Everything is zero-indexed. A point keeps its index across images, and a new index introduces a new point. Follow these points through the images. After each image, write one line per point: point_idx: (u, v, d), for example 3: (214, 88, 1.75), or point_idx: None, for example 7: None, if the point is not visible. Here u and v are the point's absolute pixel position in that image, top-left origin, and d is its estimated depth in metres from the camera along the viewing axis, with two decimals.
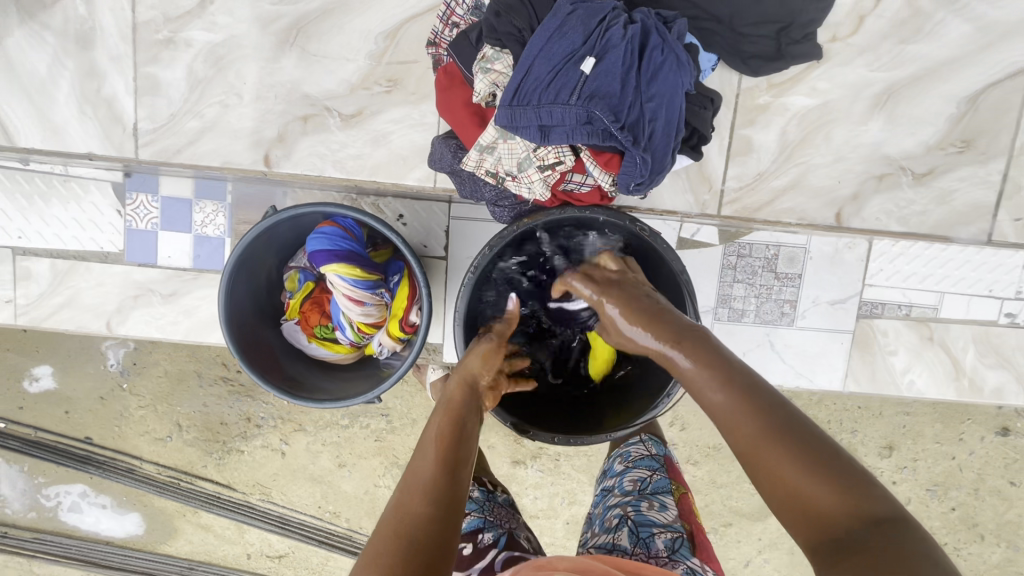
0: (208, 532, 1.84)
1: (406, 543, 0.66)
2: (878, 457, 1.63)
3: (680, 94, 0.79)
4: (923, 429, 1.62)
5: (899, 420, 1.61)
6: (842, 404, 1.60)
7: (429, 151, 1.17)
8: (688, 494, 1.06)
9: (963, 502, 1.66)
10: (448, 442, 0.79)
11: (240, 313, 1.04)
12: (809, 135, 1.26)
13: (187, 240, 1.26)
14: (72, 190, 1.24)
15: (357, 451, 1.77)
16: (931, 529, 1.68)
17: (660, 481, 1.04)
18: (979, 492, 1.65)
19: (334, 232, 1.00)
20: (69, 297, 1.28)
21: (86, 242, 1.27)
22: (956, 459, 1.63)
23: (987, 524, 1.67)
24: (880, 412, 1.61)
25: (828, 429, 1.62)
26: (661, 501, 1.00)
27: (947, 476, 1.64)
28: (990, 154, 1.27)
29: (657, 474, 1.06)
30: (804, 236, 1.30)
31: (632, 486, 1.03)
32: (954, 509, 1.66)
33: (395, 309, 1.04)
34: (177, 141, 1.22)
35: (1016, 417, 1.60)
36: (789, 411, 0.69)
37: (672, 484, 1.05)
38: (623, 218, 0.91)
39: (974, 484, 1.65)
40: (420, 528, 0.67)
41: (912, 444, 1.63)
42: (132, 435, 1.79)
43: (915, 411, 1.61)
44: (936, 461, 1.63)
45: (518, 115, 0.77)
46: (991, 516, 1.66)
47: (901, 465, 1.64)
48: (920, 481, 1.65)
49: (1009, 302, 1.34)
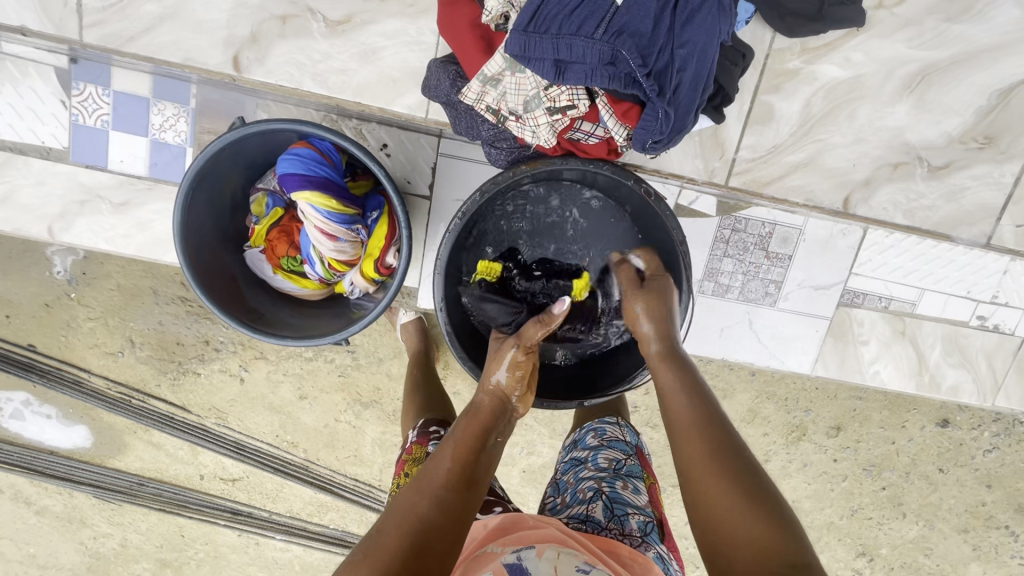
0: (160, 450, 1.80)
1: (404, 550, 0.65)
2: (826, 436, 1.69)
3: (715, 45, 0.70)
4: (871, 413, 1.68)
5: (852, 403, 1.66)
6: (801, 383, 1.64)
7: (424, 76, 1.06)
8: (655, 483, 1.03)
9: (893, 482, 1.74)
10: (465, 459, 0.77)
11: (199, 237, 0.94)
12: (833, 111, 1.20)
13: (142, 144, 1.13)
14: (8, 72, 1.09)
15: (320, 383, 1.74)
16: (860, 504, 1.77)
17: (634, 465, 1.01)
18: (909, 475, 1.74)
19: (310, 155, 0.90)
20: (4, 193, 1.15)
21: (24, 133, 1.12)
22: (895, 443, 1.71)
23: (911, 503, 1.76)
24: (834, 394, 1.65)
25: (784, 405, 1.66)
26: (634, 483, 0.96)
27: (883, 457, 1.72)
28: (1009, 154, 1.24)
29: (632, 458, 1.03)
30: (801, 217, 1.26)
31: (609, 464, 0.99)
32: (884, 488, 1.75)
33: (372, 247, 0.96)
34: (130, 26, 1.06)
35: (956, 410, 1.68)
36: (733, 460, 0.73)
37: (643, 470, 1.01)
38: (628, 176, 0.85)
39: (907, 468, 1.73)
40: (418, 533, 0.67)
41: (858, 427, 1.69)
42: (80, 347, 1.70)
43: (868, 397, 1.66)
44: (877, 444, 1.71)
45: (532, 44, 0.67)
46: (916, 497, 1.76)
47: (845, 445, 1.70)
48: (859, 460, 1.72)
49: (983, 305, 1.36)
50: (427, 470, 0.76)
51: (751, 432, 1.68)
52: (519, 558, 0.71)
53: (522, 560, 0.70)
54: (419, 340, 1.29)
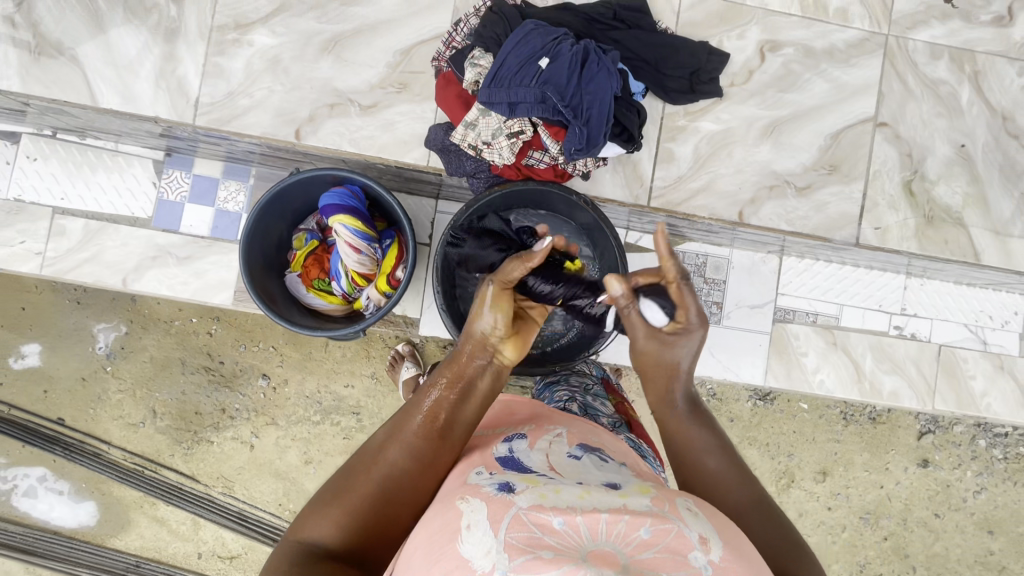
0: (162, 526, 1.85)
1: (374, 498, 0.74)
2: (813, 481, 1.76)
3: (611, 92, 1.04)
4: (853, 456, 1.77)
5: (831, 446, 1.76)
6: (779, 425, 1.74)
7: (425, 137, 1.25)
8: (622, 402, 1.23)
9: (893, 531, 1.79)
10: (440, 412, 0.84)
11: (255, 259, 1.23)
12: (715, 151, 1.28)
13: (209, 212, 1.48)
14: (118, 163, 1.47)
15: (326, 446, 1.84)
16: (866, 557, 1.80)
17: (600, 389, 1.21)
18: (906, 521, 1.79)
19: (344, 193, 1.23)
20: (94, 253, 1.46)
21: (120, 207, 1.47)
22: (883, 487, 1.78)
23: (916, 554, 1.80)
24: (813, 437, 1.75)
25: (767, 450, 1.75)
26: (601, 399, 1.16)
27: (876, 503, 1.78)
28: (856, 177, 1.30)
29: (597, 391, 1.18)
30: (726, 249, 1.57)
31: (577, 387, 1.19)
32: (886, 538, 1.79)
33: (385, 265, 1.25)
34: (226, 114, 1.25)
35: (933, 449, 1.78)
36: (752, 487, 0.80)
37: (608, 394, 1.21)
38: (570, 192, 1.16)
39: (902, 514, 1.79)
40: (393, 484, 0.75)
41: (844, 471, 1.77)
42: (105, 418, 1.84)
43: (844, 438, 1.77)
44: (866, 489, 1.78)
45: (494, 94, 1.04)
46: (920, 546, 1.80)
47: (835, 491, 1.77)
48: (853, 508, 1.78)
49: (896, 316, 1.61)
50: (405, 418, 0.82)
51: None
52: (511, 449, 0.79)
53: (513, 450, 0.78)
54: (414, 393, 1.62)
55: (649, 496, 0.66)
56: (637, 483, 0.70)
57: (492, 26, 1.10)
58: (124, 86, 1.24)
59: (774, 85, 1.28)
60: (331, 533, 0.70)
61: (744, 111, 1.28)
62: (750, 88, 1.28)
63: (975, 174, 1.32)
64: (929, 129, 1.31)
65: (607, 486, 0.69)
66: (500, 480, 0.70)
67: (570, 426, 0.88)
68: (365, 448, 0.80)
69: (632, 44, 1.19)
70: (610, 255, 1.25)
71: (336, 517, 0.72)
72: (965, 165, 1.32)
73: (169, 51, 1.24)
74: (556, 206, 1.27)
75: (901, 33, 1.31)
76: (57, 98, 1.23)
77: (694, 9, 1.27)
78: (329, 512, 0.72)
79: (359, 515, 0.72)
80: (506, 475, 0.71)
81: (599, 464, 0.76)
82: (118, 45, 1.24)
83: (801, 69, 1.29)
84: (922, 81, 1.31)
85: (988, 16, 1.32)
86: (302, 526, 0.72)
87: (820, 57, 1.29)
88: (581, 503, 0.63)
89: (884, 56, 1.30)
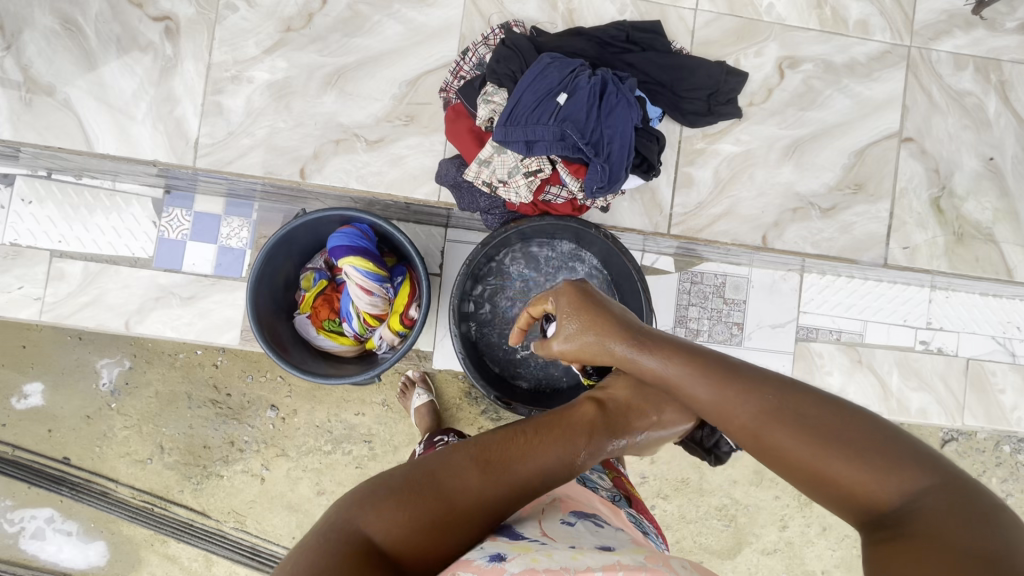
0: (174, 564, 1.78)
1: (453, 523, 0.68)
2: None
3: (630, 126, 1.02)
4: None
5: None
6: None
7: (435, 171, 1.21)
8: (621, 476, 1.06)
9: None
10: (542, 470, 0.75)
11: (263, 304, 1.18)
12: (737, 173, 1.23)
13: (211, 250, 1.43)
14: (116, 203, 1.42)
15: (337, 478, 1.77)
16: None
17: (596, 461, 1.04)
18: None
19: (353, 232, 1.19)
20: (95, 296, 1.42)
21: (120, 248, 1.42)
22: None
23: None
24: None
25: None
26: (598, 473, 1.00)
27: None
28: (882, 194, 1.25)
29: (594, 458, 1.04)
30: (746, 267, 1.51)
31: None
32: None
33: (397, 304, 1.21)
34: (228, 154, 1.20)
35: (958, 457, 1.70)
36: (794, 415, 0.66)
37: (605, 467, 1.04)
38: (590, 226, 1.10)
39: None
40: (475, 514, 0.70)
41: None
42: (112, 456, 1.77)
43: None
44: None
45: (510, 133, 1.01)
46: None
47: None
48: None
49: (922, 331, 1.56)
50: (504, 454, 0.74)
51: (763, 496, 1.65)
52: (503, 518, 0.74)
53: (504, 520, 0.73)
54: (431, 420, 1.44)
55: (645, 554, 0.66)
56: (632, 547, 0.69)
57: (506, 59, 1.06)
58: (122, 129, 1.20)
59: (795, 103, 1.24)
60: (392, 536, 0.64)
61: (764, 131, 1.23)
62: (770, 107, 1.23)
63: (1005, 188, 1.28)
64: (955, 142, 1.26)
65: (603, 548, 0.67)
66: (491, 550, 0.65)
67: (567, 490, 0.83)
68: (454, 462, 0.72)
69: (647, 67, 1.15)
70: (631, 289, 1.21)
71: (411, 524, 0.66)
72: (994, 178, 1.27)
73: (166, 91, 1.20)
74: (575, 239, 1.22)
75: (924, 44, 1.26)
76: (52, 144, 1.19)
77: (709, 27, 1.22)
78: (406, 513, 0.66)
79: (433, 530, 0.66)
80: (497, 544, 0.66)
81: (596, 529, 0.73)
82: (112, 86, 1.19)
83: (822, 85, 1.24)
84: (947, 94, 1.26)
85: (1013, 23, 1.27)
86: (372, 516, 0.65)
87: (841, 72, 1.25)
88: (574, 564, 0.60)
89: (907, 68, 1.26)
